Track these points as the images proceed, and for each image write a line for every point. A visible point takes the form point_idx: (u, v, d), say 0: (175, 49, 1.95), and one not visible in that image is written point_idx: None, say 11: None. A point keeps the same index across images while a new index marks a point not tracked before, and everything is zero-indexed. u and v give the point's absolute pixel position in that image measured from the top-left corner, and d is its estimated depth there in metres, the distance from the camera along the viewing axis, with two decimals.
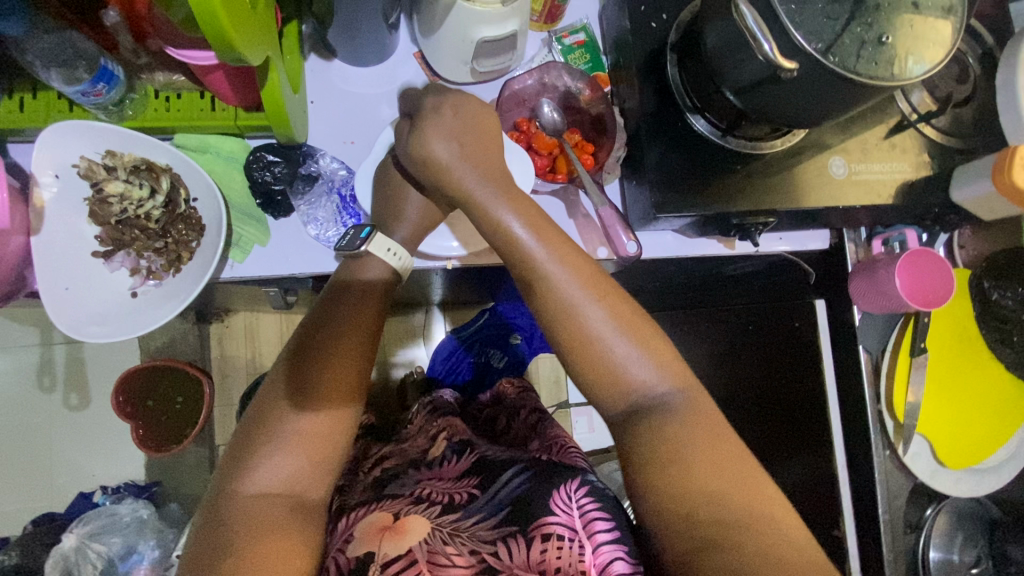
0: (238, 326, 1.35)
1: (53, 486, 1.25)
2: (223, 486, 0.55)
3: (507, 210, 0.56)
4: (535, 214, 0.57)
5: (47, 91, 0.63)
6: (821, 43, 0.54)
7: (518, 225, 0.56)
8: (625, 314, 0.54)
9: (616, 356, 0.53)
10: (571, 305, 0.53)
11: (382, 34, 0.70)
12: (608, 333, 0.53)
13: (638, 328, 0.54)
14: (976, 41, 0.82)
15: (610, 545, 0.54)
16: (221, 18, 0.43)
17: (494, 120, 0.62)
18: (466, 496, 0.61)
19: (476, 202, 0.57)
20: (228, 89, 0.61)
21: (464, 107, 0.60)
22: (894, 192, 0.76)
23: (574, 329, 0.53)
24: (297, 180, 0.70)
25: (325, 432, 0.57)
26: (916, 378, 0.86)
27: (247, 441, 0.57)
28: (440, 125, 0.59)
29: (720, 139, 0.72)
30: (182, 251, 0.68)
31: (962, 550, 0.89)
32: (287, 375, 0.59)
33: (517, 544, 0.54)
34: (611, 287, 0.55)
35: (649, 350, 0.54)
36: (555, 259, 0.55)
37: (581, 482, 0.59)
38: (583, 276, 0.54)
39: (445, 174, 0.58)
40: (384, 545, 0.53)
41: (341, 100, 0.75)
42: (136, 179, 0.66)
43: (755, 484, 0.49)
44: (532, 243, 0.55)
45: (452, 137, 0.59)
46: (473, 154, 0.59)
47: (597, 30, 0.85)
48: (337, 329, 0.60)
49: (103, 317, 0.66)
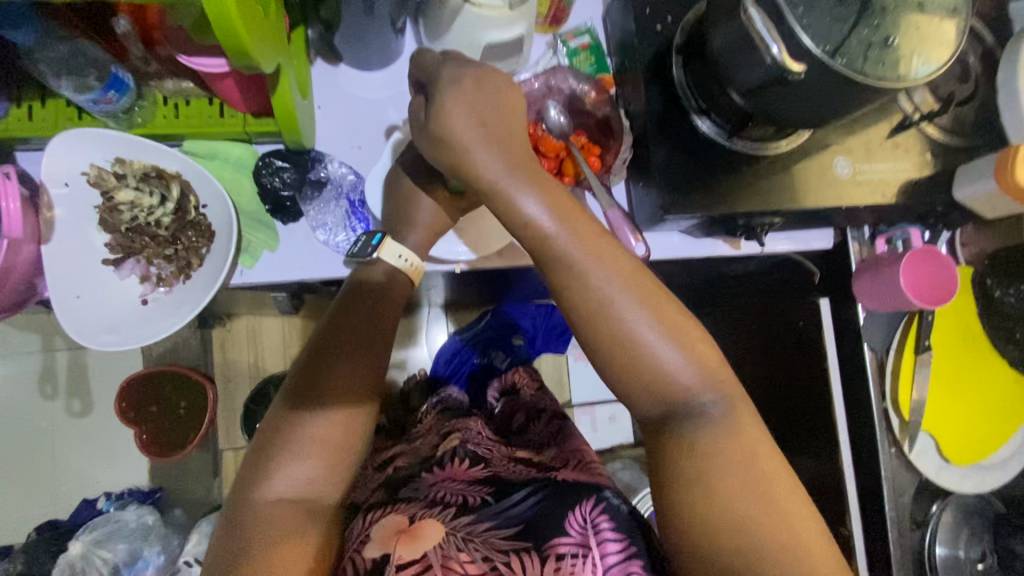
0: (240, 330, 1.34)
1: (57, 492, 1.24)
2: (241, 492, 0.56)
3: (533, 200, 0.54)
4: (570, 208, 0.55)
5: (57, 99, 0.64)
6: (828, 45, 0.55)
7: (545, 218, 0.54)
8: (666, 312, 0.53)
9: (656, 355, 0.52)
10: (606, 304, 0.53)
11: (388, 38, 0.70)
12: (646, 333, 0.52)
13: (682, 328, 0.54)
14: (976, 40, 0.83)
15: (622, 562, 0.54)
16: (238, 29, 0.43)
17: (518, 96, 0.58)
18: (480, 500, 0.60)
19: (502, 193, 0.55)
20: (238, 96, 0.61)
21: (488, 80, 0.56)
22: (897, 191, 0.77)
23: (612, 330, 0.53)
24: (307, 186, 0.70)
25: (340, 436, 0.58)
26: (920, 375, 0.89)
27: (265, 447, 0.57)
28: (461, 103, 0.55)
29: (727, 140, 0.73)
30: (192, 257, 0.68)
31: (968, 546, 0.89)
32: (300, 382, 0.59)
33: (530, 559, 0.53)
34: (650, 283, 0.54)
35: (693, 350, 0.53)
36: (589, 258, 0.53)
37: (598, 499, 0.58)
38: (623, 271, 0.53)
39: (464, 158, 0.55)
40: (399, 547, 0.54)
41: (349, 105, 0.75)
42: (147, 186, 0.66)
43: (779, 498, 0.48)
44: (565, 238, 0.54)
45: (473, 116, 0.55)
46: (496, 139, 0.55)
47: (601, 32, 0.86)
48: (361, 337, 0.61)
49: (113, 324, 0.66)
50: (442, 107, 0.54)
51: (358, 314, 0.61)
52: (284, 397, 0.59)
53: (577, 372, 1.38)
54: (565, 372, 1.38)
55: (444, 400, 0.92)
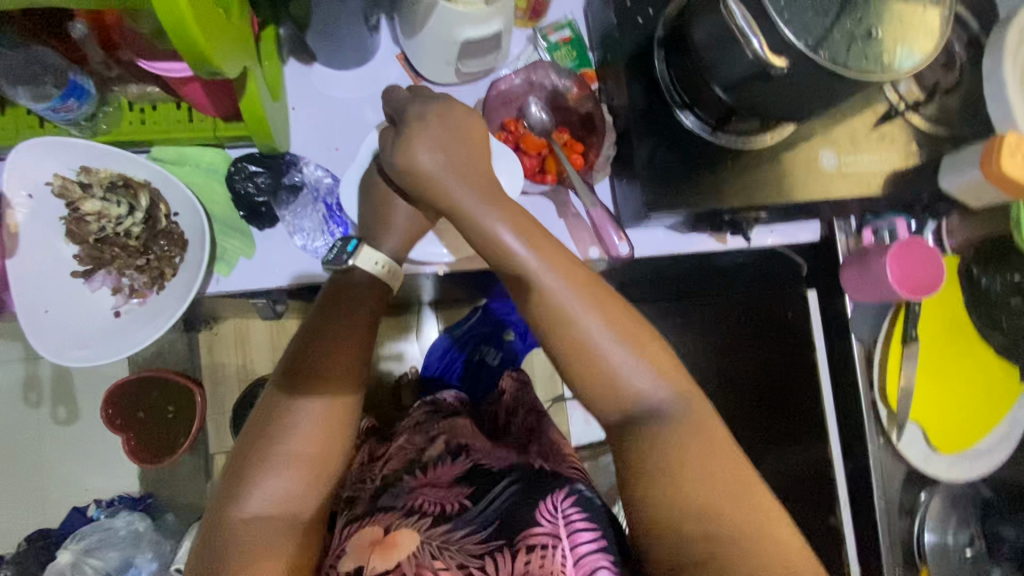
0: (227, 332, 1.32)
1: (44, 501, 1.23)
2: (218, 508, 0.55)
3: (498, 221, 0.53)
4: (529, 223, 0.54)
5: (17, 106, 0.61)
6: (810, 39, 0.53)
7: (508, 235, 0.53)
8: (620, 323, 0.52)
9: (616, 368, 0.51)
10: (567, 316, 0.52)
11: (362, 35, 0.68)
12: (604, 341, 0.51)
13: (644, 342, 0.53)
14: (961, 27, 0.82)
15: (593, 552, 0.53)
16: (194, 34, 0.41)
17: (482, 127, 0.59)
18: (459, 506, 0.59)
19: (467, 214, 0.54)
20: (206, 100, 0.59)
21: (450, 113, 0.58)
22: (884, 182, 0.76)
23: (568, 341, 0.52)
24: (281, 191, 0.68)
25: (313, 453, 0.56)
26: (908, 365, 0.88)
27: (242, 462, 0.56)
28: (427, 134, 0.56)
29: (710, 134, 0.71)
30: (164, 267, 0.66)
31: (956, 532, 0.90)
32: (280, 390, 0.57)
33: (504, 556, 0.53)
34: (602, 289, 0.53)
35: (652, 361, 0.52)
36: (549, 269, 0.52)
37: (570, 491, 0.58)
38: (575, 279, 0.52)
39: (433, 186, 0.56)
40: (373, 558, 0.54)
41: (324, 105, 0.73)
42: (113, 196, 0.64)
43: (747, 488, 0.48)
44: (523, 253, 0.52)
45: (441, 149, 0.56)
46: (461, 165, 0.56)
47: (583, 26, 0.84)
48: (339, 340, 0.59)
49: (85, 339, 0.64)
50: (408, 135, 0.56)
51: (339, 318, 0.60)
52: (275, 393, 0.57)
53: None
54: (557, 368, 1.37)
55: (436, 402, 0.87)
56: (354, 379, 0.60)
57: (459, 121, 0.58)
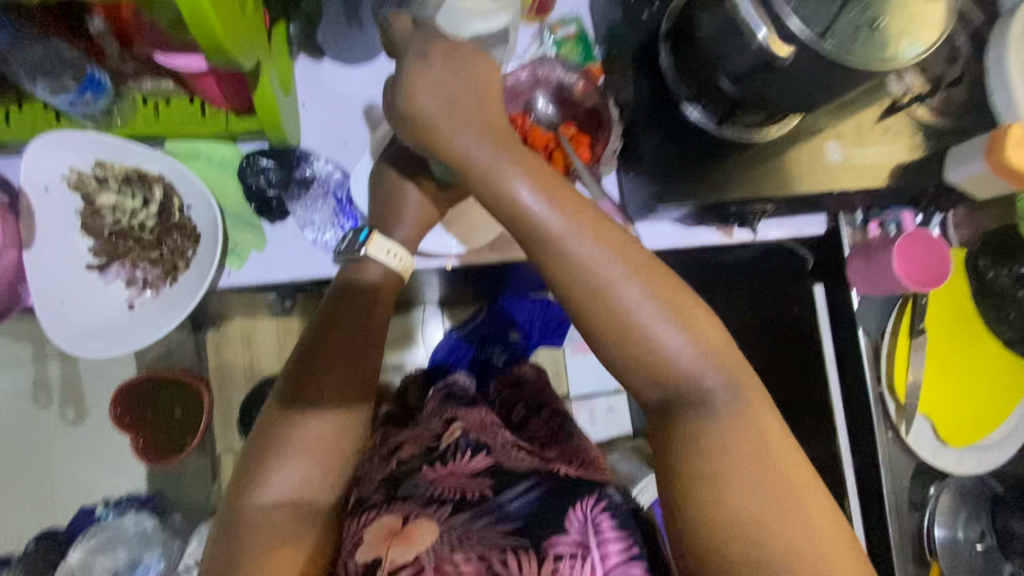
0: (234, 333, 1.33)
1: (55, 502, 1.24)
2: (236, 492, 0.56)
3: (517, 177, 0.52)
4: (552, 183, 0.53)
5: (33, 102, 0.62)
6: (818, 27, 0.54)
7: (532, 199, 0.52)
8: (665, 288, 0.52)
9: (656, 334, 0.51)
10: (600, 282, 0.51)
11: (372, 32, 0.69)
12: (644, 309, 0.51)
13: (684, 308, 0.52)
14: (965, 20, 0.82)
15: (622, 562, 0.53)
16: (211, 22, 0.42)
17: (491, 68, 0.55)
18: (479, 495, 0.59)
19: (484, 171, 0.52)
20: (218, 94, 0.60)
21: (455, 54, 0.54)
22: (889, 175, 0.76)
23: (606, 311, 0.51)
24: (292, 185, 0.69)
25: (331, 439, 0.57)
26: (914, 359, 0.89)
27: (261, 447, 0.56)
28: (427, 80, 0.53)
29: (716, 128, 0.71)
30: (177, 260, 0.67)
31: (966, 527, 0.89)
32: (292, 377, 0.59)
33: (528, 558, 0.52)
34: (640, 253, 0.53)
35: (691, 327, 0.52)
36: (579, 232, 0.52)
37: (599, 497, 0.57)
38: (615, 246, 0.52)
39: (436, 133, 0.53)
40: (393, 549, 0.54)
41: (333, 100, 0.74)
42: (129, 189, 0.66)
43: (781, 478, 0.48)
44: (547, 218, 0.51)
45: (441, 88, 0.53)
46: (467, 110, 0.53)
47: (588, 23, 0.85)
48: (358, 332, 0.61)
49: (101, 331, 0.65)
50: (407, 80, 0.53)
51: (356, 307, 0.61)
52: (280, 395, 0.59)
53: (574, 365, 1.37)
54: (563, 368, 1.37)
55: (450, 385, 0.90)
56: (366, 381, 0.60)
57: (463, 58, 0.54)
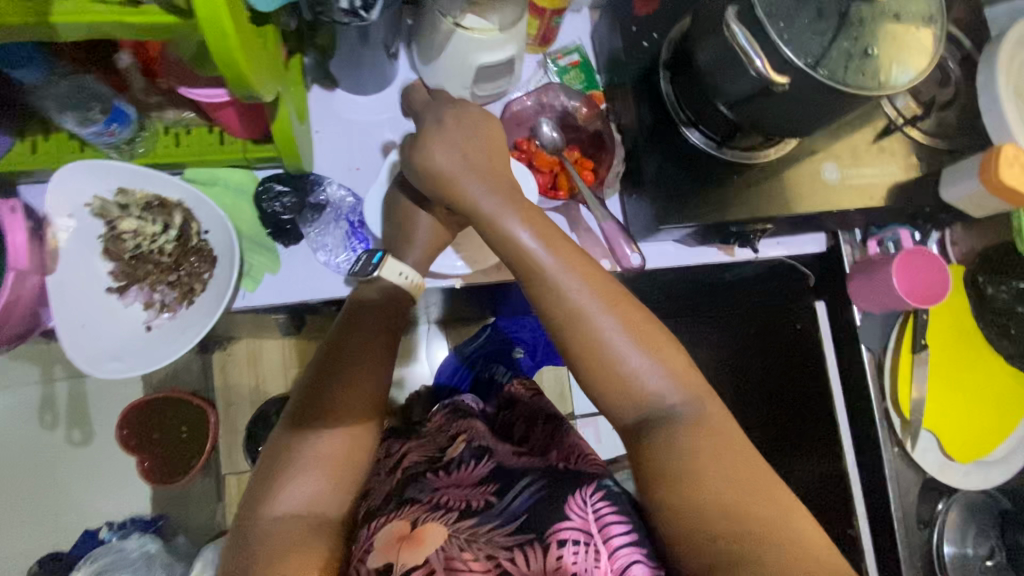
0: (240, 352, 1.34)
1: (58, 522, 1.23)
2: (250, 506, 0.56)
3: (514, 220, 0.57)
4: (543, 225, 0.58)
5: (60, 132, 0.65)
6: (809, 58, 0.56)
7: (524, 235, 0.56)
8: (636, 320, 0.55)
9: (632, 367, 0.54)
10: (577, 311, 0.54)
11: (382, 63, 0.72)
12: (620, 343, 0.54)
13: (655, 340, 0.55)
14: (954, 45, 0.85)
15: (626, 547, 0.53)
16: (239, 60, 0.44)
17: (496, 129, 0.63)
18: (483, 502, 0.60)
19: (483, 213, 0.58)
20: (237, 123, 0.62)
21: (467, 118, 0.62)
22: (886, 195, 0.78)
23: (581, 338, 0.54)
24: (306, 210, 0.71)
25: (343, 455, 0.58)
26: (918, 374, 0.88)
27: (274, 462, 0.57)
28: (443, 139, 0.60)
29: (717, 150, 0.74)
30: (194, 283, 0.69)
31: (976, 543, 0.89)
32: (307, 390, 0.60)
33: (534, 551, 0.53)
34: (613, 287, 0.56)
35: (661, 356, 0.55)
36: (562, 267, 0.55)
37: (598, 486, 0.58)
38: (590, 280, 0.55)
39: (450, 184, 0.59)
40: (402, 555, 0.54)
41: (346, 128, 0.77)
42: (150, 215, 0.68)
43: (760, 483, 0.50)
44: (535, 252, 0.56)
45: (456, 148, 0.60)
46: (478, 164, 0.60)
47: (590, 51, 0.88)
48: (366, 341, 0.62)
49: (119, 352, 0.66)
50: (425, 140, 0.60)
51: (369, 323, 0.62)
52: (292, 411, 0.59)
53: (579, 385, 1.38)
54: (568, 387, 1.38)
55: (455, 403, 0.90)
56: (374, 400, 0.61)
57: (473, 123, 0.62)
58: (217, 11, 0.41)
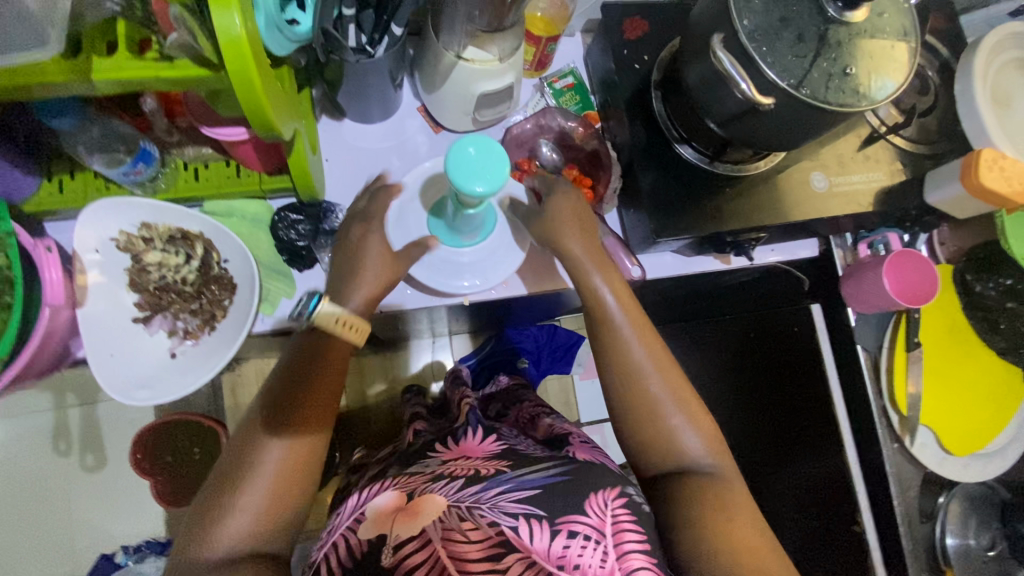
0: (249, 374, 1.36)
1: (74, 547, 1.25)
2: (189, 543, 0.55)
3: (603, 283, 0.66)
4: (630, 300, 0.66)
5: (85, 171, 0.69)
6: (793, 78, 0.60)
7: (609, 296, 0.65)
8: (683, 387, 0.63)
9: (674, 426, 0.61)
10: (636, 369, 0.62)
11: (388, 95, 0.76)
12: (666, 404, 0.62)
13: (695, 409, 0.63)
14: (933, 54, 0.89)
15: (635, 551, 0.54)
16: (263, 105, 0.47)
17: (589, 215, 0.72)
18: (495, 470, 0.63)
19: (581, 269, 0.67)
20: (255, 158, 0.66)
21: (571, 198, 0.72)
22: (873, 200, 0.82)
23: (636, 392, 0.62)
24: (320, 236, 0.74)
25: (279, 492, 0.57)
26: (913, 371, 0.91)
27: (210, 500, 0.57)
28: (561, 208, 0.70)
29: (709, 164, 0.78)
30: (216, 310, 0.72)
31: (978, 535, 0.92)
32: (247, 431, 0.59)
33: (541, 527, 0.55)
34: (670, 360, 0.64)
35: (697, 423, 0.62)
36: (633, 331, 0.64)
37: (621, 493, 0.59)
38: (651, 346, 0.64)
39: (558, 241, 0.68)
40: (397, 527, 0.57)
41: (354, 156, 0.81)
42: (172, 247, 0.71)
43: (772, 543, 0.57)
44: (615, 313, 0.64)
45: (574, 223, 0.69)
46: (584, 233, 0.69)
47: (584, 72, 0.93)
48: (310, 379, 0.60)
49: (146, 379, 0.69)
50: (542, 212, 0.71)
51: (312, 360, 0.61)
52: (232, 450, 0.58)
53: (584, 392, 1.41)
54: (571, 392, 1.41)
55: (457, 376, 1.02)
56: (332, 413, 0.62)
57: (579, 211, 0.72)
58: (245, 59, 0.43)
